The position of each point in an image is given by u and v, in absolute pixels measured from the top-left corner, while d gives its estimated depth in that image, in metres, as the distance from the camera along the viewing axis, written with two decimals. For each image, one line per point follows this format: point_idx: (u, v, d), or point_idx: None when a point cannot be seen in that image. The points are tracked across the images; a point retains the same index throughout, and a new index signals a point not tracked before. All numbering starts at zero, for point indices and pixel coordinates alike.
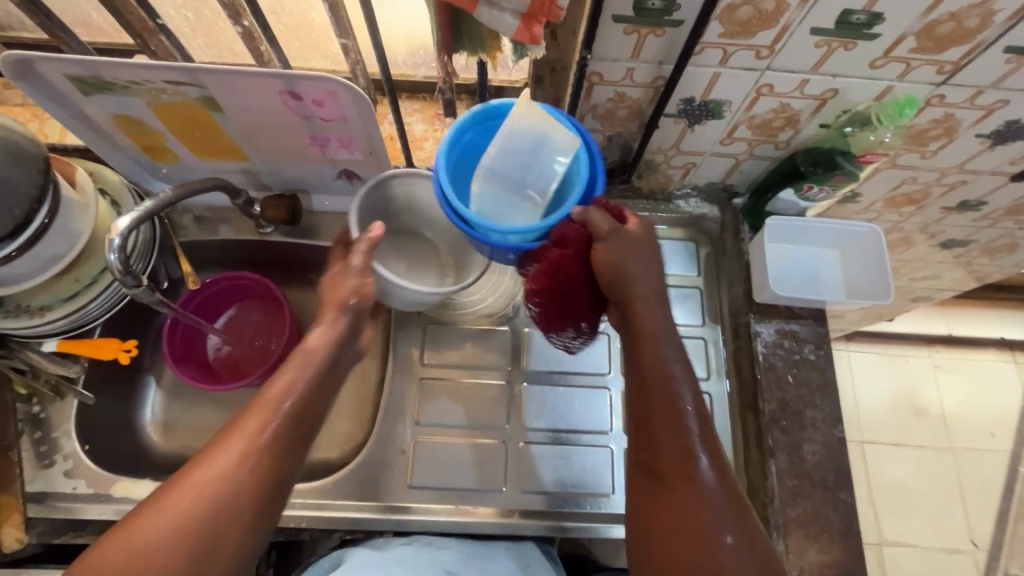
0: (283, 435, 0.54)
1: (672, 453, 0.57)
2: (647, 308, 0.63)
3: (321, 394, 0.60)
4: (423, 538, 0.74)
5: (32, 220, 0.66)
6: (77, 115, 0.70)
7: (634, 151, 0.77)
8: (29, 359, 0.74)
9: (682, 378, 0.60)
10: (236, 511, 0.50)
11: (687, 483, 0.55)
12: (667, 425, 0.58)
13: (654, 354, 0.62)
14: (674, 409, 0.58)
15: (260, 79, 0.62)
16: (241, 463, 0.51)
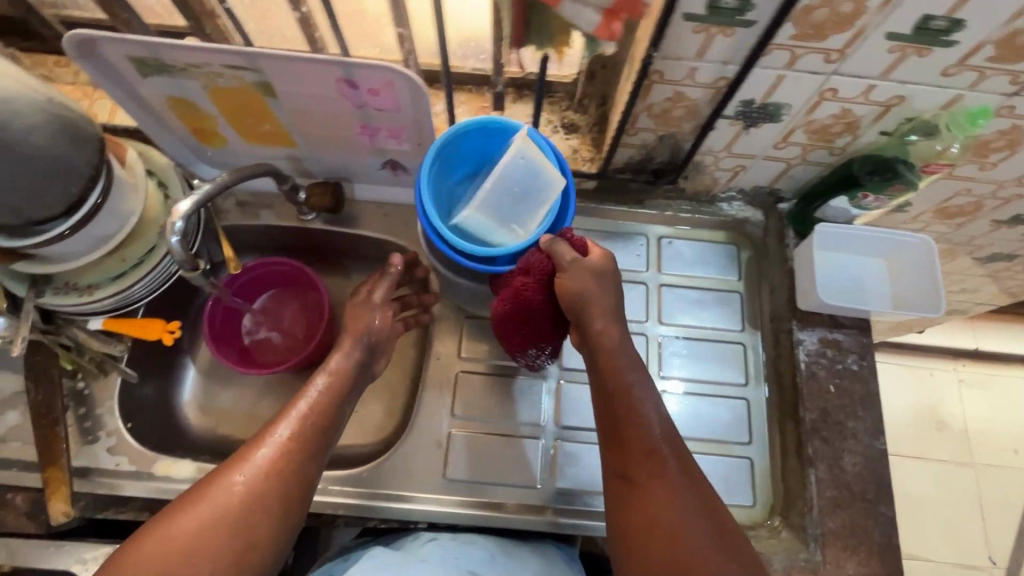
0: (300, 452, 0.58)
1: (640, 464, 0.59)
2: (611, 323, 0.64)
3: (338, 411, 0.63)
4: (445, 537, 0.72)
5: (87, 199, 0.67)
6: (132, 95, 0.70)
7: (685, 152, 0.76)
8: (75, 336, 0.75)
9: (642, 387, 0.63)
10: (255, 524, 0.54)
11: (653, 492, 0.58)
12: (632, 436, 0.60)
13: (619, 365, 0.63)
14: (637, 420, 0.61)
15: (318, 66, 0.62)
16: (259, 478, 0.55)
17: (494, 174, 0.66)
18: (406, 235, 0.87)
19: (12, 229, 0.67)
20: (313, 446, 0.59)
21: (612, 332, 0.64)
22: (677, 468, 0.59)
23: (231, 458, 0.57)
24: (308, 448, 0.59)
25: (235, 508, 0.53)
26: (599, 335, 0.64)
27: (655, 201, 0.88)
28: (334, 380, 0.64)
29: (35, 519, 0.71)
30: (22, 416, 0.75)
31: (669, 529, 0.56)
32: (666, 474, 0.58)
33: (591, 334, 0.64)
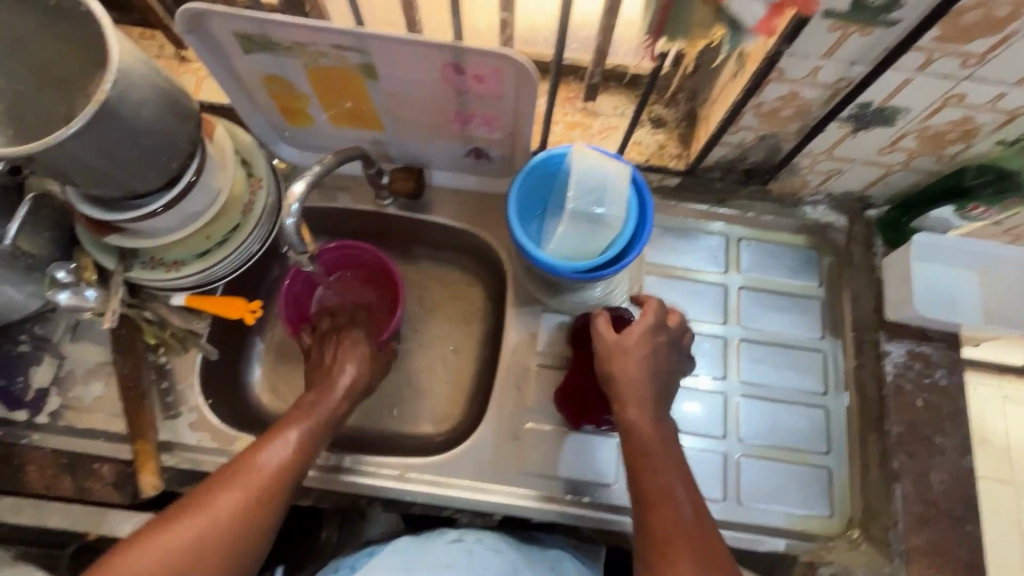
0: (291, 468, 0.63)
1: (670, 534, 0.57)
2: (642, 393, 0.66)
3: (326, 432, 0.68)
4: (470, 534, 0.72)
5: (182, 176, 0.67)
6: (229, 71, 0.69)
7: (783, 153, 0.74)
8: (158, 310, 0.76)
9: (666, 454, 0.63)
10: (245, 533, 0.58)
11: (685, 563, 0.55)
12: (661, 505, 0.59)
13: (646, 432, 0.64)
14: (666, 488, 0.60)
15: (427, 50, 0.61)
16: (250, 500, 0.59)
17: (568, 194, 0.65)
18: (482, 224, 0.86)
19: (109, 203, 0.67)
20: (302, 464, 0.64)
21: (645, 395, 0.66)
22: (700, 537, 0.57)
23: (221, 473, 0.61)
24: (298, 463, 0.64)
25: (228, 523, 0.57)
26: (634, 406, 0.65)
27: (737, 201, 0.86)
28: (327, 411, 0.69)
29: (120, 490, 0.71)
30: (106, 387, 0.76)
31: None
32: (693, 543, 0.57)
33: (624, 399, 0.66)
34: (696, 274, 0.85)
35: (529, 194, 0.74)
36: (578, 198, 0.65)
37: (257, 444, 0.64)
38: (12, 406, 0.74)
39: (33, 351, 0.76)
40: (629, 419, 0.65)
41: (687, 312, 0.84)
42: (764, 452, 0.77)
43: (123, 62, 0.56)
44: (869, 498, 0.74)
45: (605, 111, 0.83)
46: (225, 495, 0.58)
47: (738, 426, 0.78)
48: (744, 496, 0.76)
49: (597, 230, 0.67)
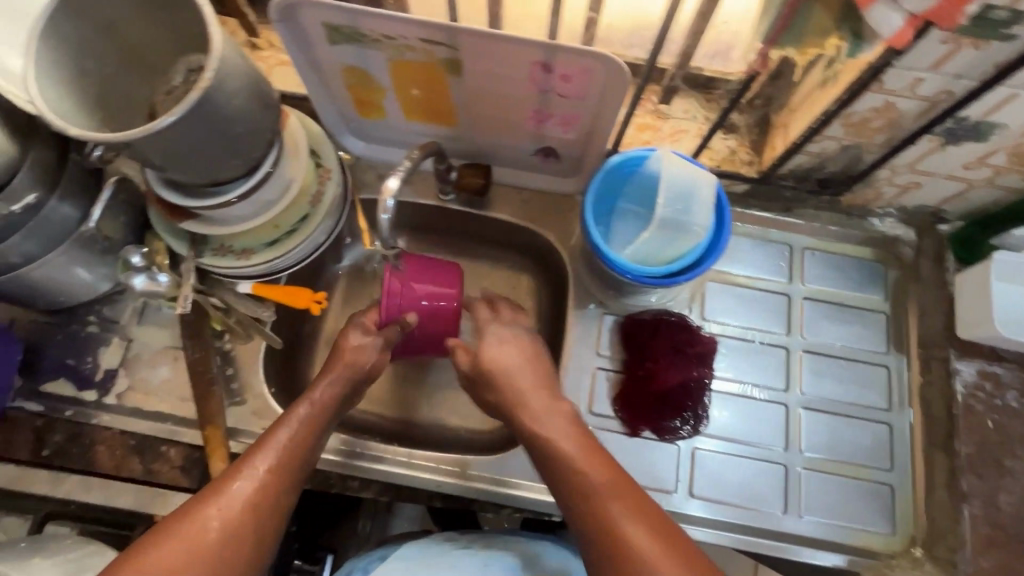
0: (279, 485, 0.59)
1: (603, 528, 0.56)
2: (531, 392, 0.67)
3: (319, 434, 0.64)
4: (481, 544, 0.73)
5: (261, 165, 0.67)
6: (311, 61, 0.69)
7: (864, 163, 0.73)
8: (226, 297, 0.76)
9: (577, 446, 0.61)
10: (241, 548, 0.55)
11: (629, 555, 0.53)
12: (586, 502, 0.58)
13: (553, 432, 0.63)
14: (583, 482, 0.58)
15: (519, 48, 0.60)
16: (238, 514, 0.55)
17: (659, 201, 0.65)
18: (545, 223, 0.85)
19: (188, 189, 0.68)
20: (293, 478, 0.60)
21: (534, 398, 0.66)
22: (638, 517, 0.56)
23: (197, 499, 0.56)
24: (289, 477, 0.60)
25: (211, 552, 0.53)
26: (531, 412, 0.65)
27: (804, 210, 0.84)
28: (315, 412, 0.64)
29: (187, 473, 0.72)
30: (174, 371, 0.76)
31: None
32: (635, 527, 0.55)
33: (519, 407, 0.66)
34: (760, 283, 0.84)
35: (602, 192, 0.73)
36: (668, 206, 0.65)
37: (238, 463, 0.59)
38: (81, 385, 0.75)
39: (101, 332, 0.77)
40: (527, 427, 0.65)
41: (750, 320, 0.82)
42: (825, 465, 0.77)
43: (223, 52, 0.56)
44: (934, 517, 0.74)
45: (677, 113, 0.82)
46: (210, 513, 0.55)
47: (798, 438, 0.78)
48: (806, 509, 0.75)
49: (680, 236, 0.67)
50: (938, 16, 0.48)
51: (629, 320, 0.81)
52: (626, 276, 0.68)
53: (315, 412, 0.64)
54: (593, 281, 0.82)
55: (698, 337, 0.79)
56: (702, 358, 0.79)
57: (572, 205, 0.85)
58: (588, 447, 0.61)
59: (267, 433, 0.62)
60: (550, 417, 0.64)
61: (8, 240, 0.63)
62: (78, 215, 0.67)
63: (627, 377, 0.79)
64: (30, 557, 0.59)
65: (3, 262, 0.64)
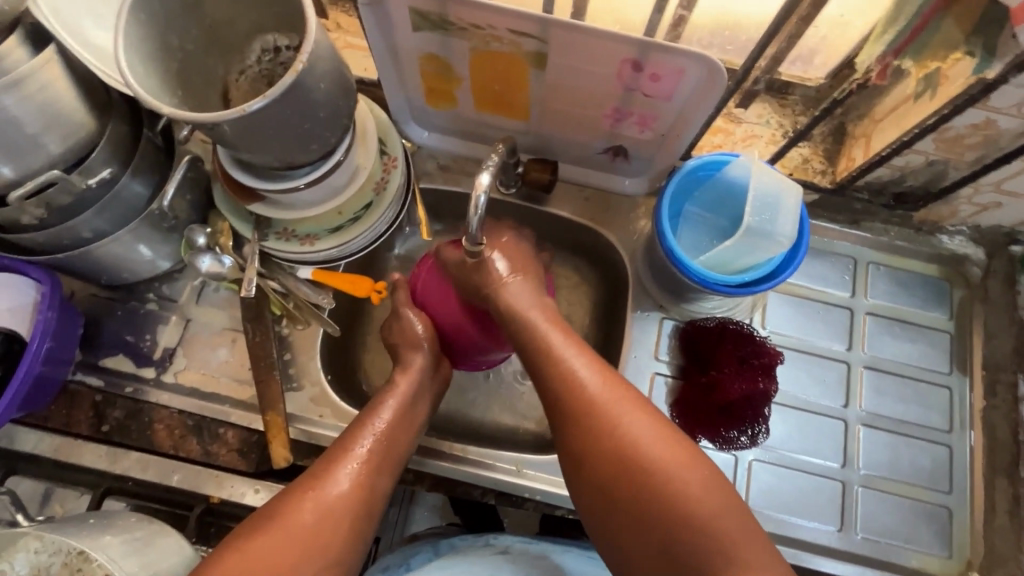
0: (367, 474, 0.59)
1: (592, 412, 0.58)
2: (531, 309, 0.65)
3: (408, 426, 0.65)
4: (517, 549, 0.73)
5: (335, 151, 0.65)
6: (389, 46, 0.68)
7: (948, 178, 0.71)
8: (287, 282, 0.75)
9: (566, 341, 0.62)
10: (335, 531, 0.56)
11: (613, 438, 0.56)
12: (573, 396, 0.59)
13: (546, 332, 0.63)
14: (572, 379, 0.59)
15: (614, 44, 0.59)
16: (329, 498, 0.57)
17: (749, 210, 0.63)
18: (605, 222, 0.84)
19: (258, 170, 0.66)
20: (382, 465, 0.61)
21: (536, 316, 0.64)
22: (623, 401, 0.58)
23: (297, 489, 0.57)
24: (382, 467, 0.61)
25: (314, 536, 0.55)
26: (531, 320, 0.64)
27: (873, 223, 0.82)
28: (400, 401, 0.65)
29: (244, 457, 0.72)
30: (232, 353, 0.76)
31: (644, 457, 0.55)
32: (621, 407, 0.58)
33: (519, 318, 0.64)
34: (824, 295, 0.82)
35: (673, 197, 0.73)
36: (756, 214, 0.63)
37: (334, 451, 0.60)
38: (140, 363, 0.75)
39: (159, 310, 0.77)
40: (524, 337, 0.64)
41: (812, 332, 0.80)
42: (882, 484, 0.75)
43: (318, 35, 0.54)
44: (991, 540, 0.73)
45: (750, 118, 0.81)
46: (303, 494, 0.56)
47: (856, 455, 0.76)
48: (863, 528, 0.74)
49: (764, 247, 0.65)
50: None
51: (690, 328, 0.79)
52: (699, 282, 0.67)
53: (405, 408, 0.66)
54: (655, 286, 0.80)
55: (765, 349, 0.76)
56: (766, 370, 0.76)
57: (635, 206, 0.84)
58: (579, 348, 0.62)
59: (357, 423, 0.63)
60: (546, 325, 0.63)
61: (80, 217, 0.61)
62: (148, 193, 0.66)
63: (686, 384, 0.78)
64: (99, 534, 0.59)
65: (74, 237, 0.63)
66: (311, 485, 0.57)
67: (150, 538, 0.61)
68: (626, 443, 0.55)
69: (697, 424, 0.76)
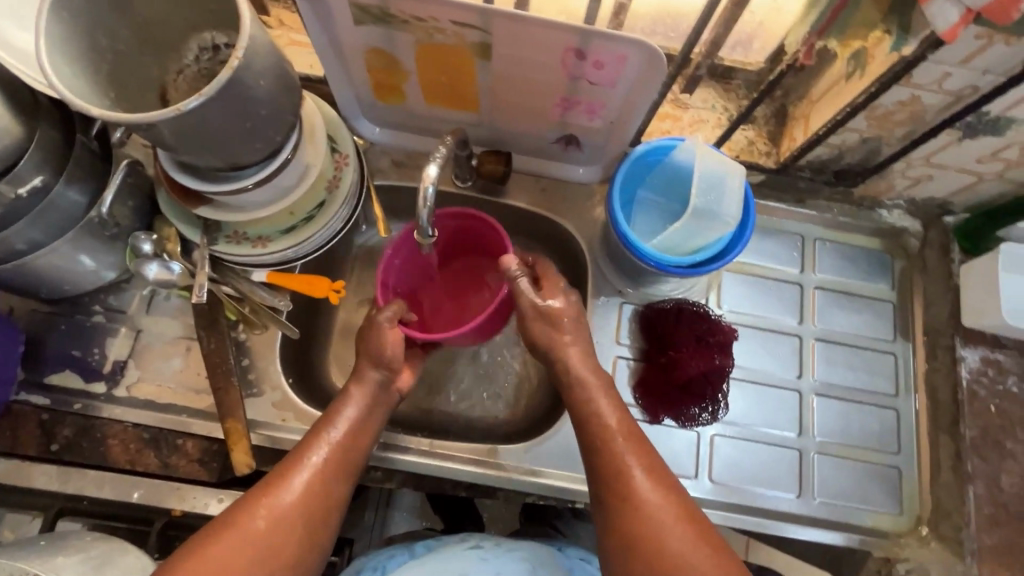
0: (324, 485, 0.60)
1: (635, 503, 0.58)
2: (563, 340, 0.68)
3: (367, 438, 0.65)
4: (490, 543, 0.72)
5: (281, 151, 0.63)
6: (333, 40, 0.67)
7: (882, 155, 0.75)
8: (240, 285, 0.73)
9: (626, 432, 0.63)
10: (287, 543, 0.56)
11: (658, 540, 0.56)
12: (627, 490, 0.59)
13: (608, 422, 0.63)
14: (633, 482, 0.59)
15: (555, 32, 0.59)
16: (282, 511, 0.57)
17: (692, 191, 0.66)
18: (563, 212, 0.85)
19: (201, 172, 0.64)
20: (339, 477, 0.61)
21: (603, 403, 0.65)
22: (677, 510, 0.58)
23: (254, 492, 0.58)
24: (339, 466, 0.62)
25: (264, 543, 0.55)
26: (596, 407, 0.65)
27: (817, 201, 0.86)
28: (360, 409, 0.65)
29: (206, 467, 0.71)
30: (187, 362, 0.74)
31: (685, 566, 0.55)
32: (663, 500, 0.58)
33: (588, 404, 0.65)
34: (775, 273, 0.84)
35: (626, 184, 0.75)
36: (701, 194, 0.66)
37: (292, 459, 0.61)
38: (89, 378, 0.72)
39: (107, 322, 0.74)
40: (587, 421, 0.64)
41: (765, 309, 0.83)
42: (837, 450, 0.79)
43: (253, 31, 0.53)
44: (938, 496, 0.77)
45: (696, 104, 0.83)
46: (261, 513, 0.56)
47: (811, 425, 0.79)
48: (820, 492, 0.77)
49: (712, 227, 0.67)
50: (994, 15, 0.48)
51: (649, 311, 0.81)
52: (653, 265, 0.69)
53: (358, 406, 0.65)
54: (614, 273, 0.82)
55: (719, 327, 0.79)
56: (722, 347, 0.79)
57: (591, 194, 0.85)
58: (637, 441, 0.62)
59: (314, 431, 0.63)
60: (608, 415, 0.64)
61: (12, 228, 0.59)
62: (85, 201, 0.64)
63: (648, 366, 0.79)
64: (52, 555, 0.57)
65: (7, 250, 0.61)
66: (269, 491, 0.58)
67: (107, 555, 0.59)
68: (673, 554, 0.55)
69: (660, 400, 0.78)
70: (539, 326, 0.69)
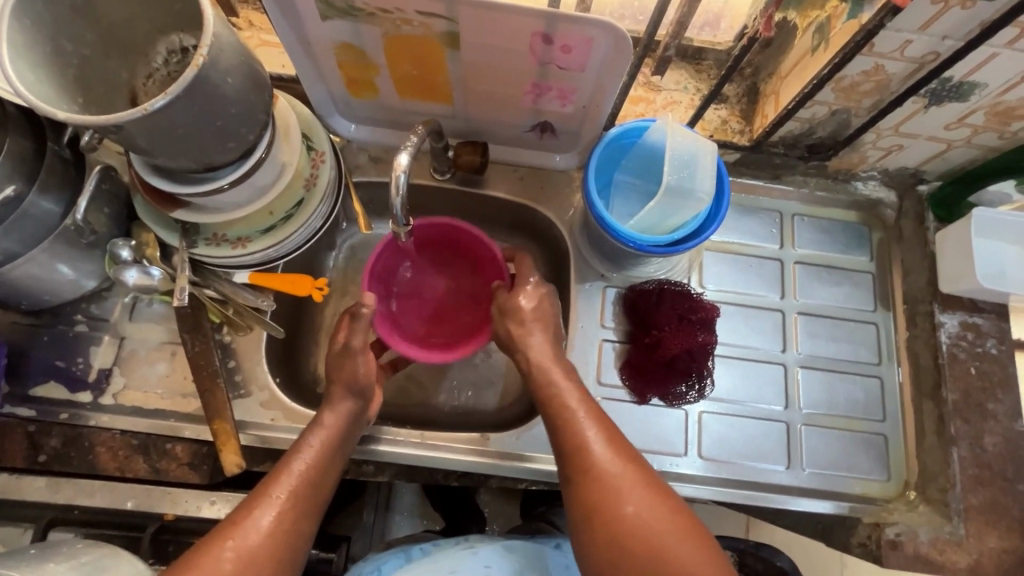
0: (294, 515, 0.59)
1: (599, 485, 0.59)
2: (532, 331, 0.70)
3: (334, 464, 0.65)
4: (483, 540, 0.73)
5: (255, 150, 0.63)
6: (302, 37, 0.67)
7: (852, 127, 0.76)
8: (223, 288, 0.73)
9: (585, 407, 0.64)
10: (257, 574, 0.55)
11: (617, 507, 0.57)
12: (592, 473, 0.59)
13: (568, 398, 0.65)
14: (596, 463, 0.60)
15: (521, 18, 0.59)
16: (248, 543, 0.55)
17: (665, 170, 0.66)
18: (543, 199, 0.85)
19: (176, 175, 0.63)
20: (306, 506, 0.60)
21: (563, 382, 0.66)
22: (637, 486, 0.58)
23: (241, 506, 0.58)
24: (323, 476, 0.63)
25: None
26: (555, 384, 0.66)
27: (793, 176, 0.87)
28: (325, 433, 0.65)
29: (196, 469, 0.71)
30: (172, 366, 0.74)
31: (647, 534, 0.56)
32: (621, 479, 0.59)
33: (547, 384, 0.66)
34: (755, 249, 0.85)
35: (601, 168, 0.75)
36: (674, 171, 0.66)
37: (255, 493, 0.60)
38: (74, 387, 0.72)
39: (90, 331, 0.74)
40: (547, 400, 0.66)
41: (747, 286, 0.84)
42: (823, 421, 0.80)
43: (217, 29, 0.53)
44: (925, 461, 0.78)
45: (669, 86, 0.83)
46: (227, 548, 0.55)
47: (797, 397, 0.80)
48: (809, 462, 0.78)
49: (687, 205, 0.68)
50: None
51: (631, 294, 0.81)
52: (632, 246, 0.69)
53: (338, 417, 0.66)
54: (597, 261, 0.83)
55: (702, 304, 0.80)
56: (704, 323, 0.79)
57: (569, 180, 0.85)
58: (596, 414, 0.64)
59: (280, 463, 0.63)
60: (566, 390, 0.65)
61: None
62: (60, 209, 0.63)
63: (633, 347, 0.80)
64: (43, 562, 0.57)
65: None
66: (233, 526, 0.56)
67: (99, 561, 0.59)
68: (639, 530, 0.56)
69: (647, 379, 0.78)
70: (503, 323, 0.71)
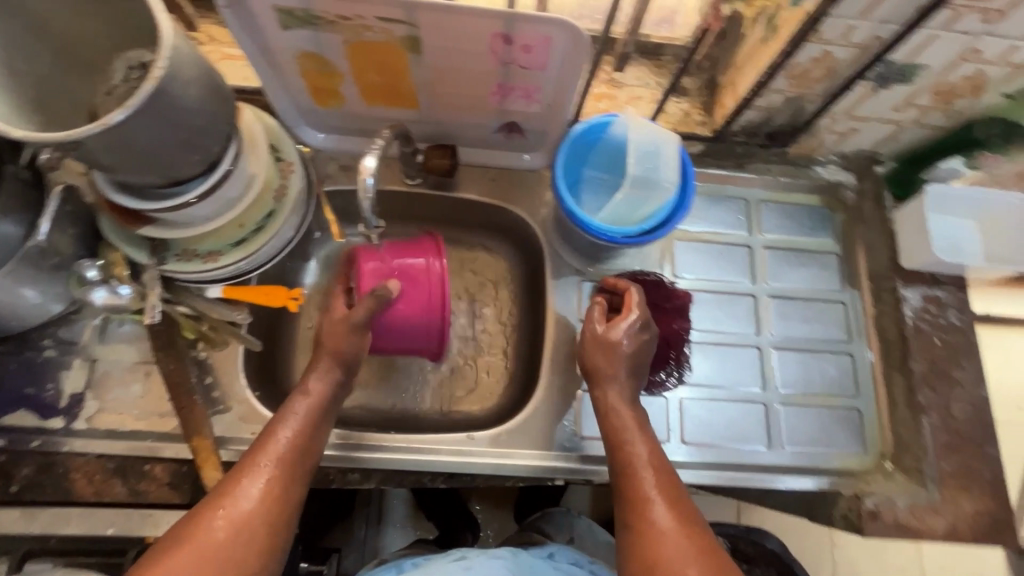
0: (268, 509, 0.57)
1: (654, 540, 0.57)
2: (613, 379, 0.69)
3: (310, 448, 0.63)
4: (477, 554, 0.71)
5: (220, 163, 0.63)
6: (263, 48, 0.67)
7: (807, 114, 0.79)
8: (195, 304, 0.73)
9: (653, 461, 0.63)
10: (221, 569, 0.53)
11: (672, 566, 0.55)
12: (648, 526, 0.58)
13: (636, 451, 0.64)
14: (653, 516, 0.59)
15: (479, 19, 0.60)
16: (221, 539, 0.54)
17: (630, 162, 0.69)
18: (515, 199, 0.86)
19: (140, 191, 0.63)
20: (281, 498, 0.58)
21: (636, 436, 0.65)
22: (691, 546, 0.57)
23: (214, 493, 0.57)
24: (293, 476, 0.60)
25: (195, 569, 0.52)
26: (626, 436, 0.65)
27: (756, 164, 0.89)
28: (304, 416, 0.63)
29: (176, 489, 0.70)
30: (147, 387, 0.73)
31: None
32: (676, 535, 0.57)
33: (619, 437, 0.66)
34: (723, 237, 0.87)
35: (568, 164, 0.77)
36: (638, 163, 0.69)
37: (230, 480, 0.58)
38: (45, 414, 0.70)
39: (59, 355, 0.72)
40: (616, 449, 0.65)
41: (718, 273, 0.86)
42: (798, 399, 0.82)
43: (174, 41, 0.52)
44: (898, 431, 0.81)
45: (630, 81, 0.85)
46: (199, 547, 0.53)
47: (773, 378, 0.82)
48: (788, 441, 0.80)
49: (653, 194, 0.71)
50: None
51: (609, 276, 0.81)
52: (598, 237, 0.70)
53: (315, 402, 0.65)
54: (571, 258, 0.84)
55: (675, 292, 0.81)
56: (680, 310, 0.81)
57: (539, 179, 0.87)
58: (661, 468, 0.63)
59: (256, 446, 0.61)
60: (638, 443, 0.65)
61: None
62: (21, 231, 0.62)
63: None
64: None
65: None
66: (206, 515, 0.55)
67: None
68: None
69: None
70: (595, 354, 0.70)
